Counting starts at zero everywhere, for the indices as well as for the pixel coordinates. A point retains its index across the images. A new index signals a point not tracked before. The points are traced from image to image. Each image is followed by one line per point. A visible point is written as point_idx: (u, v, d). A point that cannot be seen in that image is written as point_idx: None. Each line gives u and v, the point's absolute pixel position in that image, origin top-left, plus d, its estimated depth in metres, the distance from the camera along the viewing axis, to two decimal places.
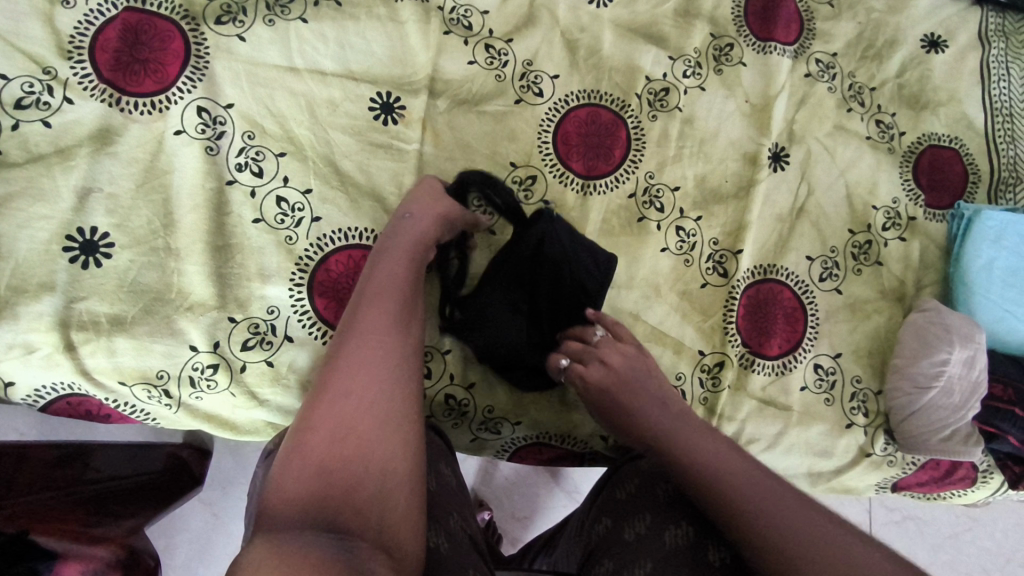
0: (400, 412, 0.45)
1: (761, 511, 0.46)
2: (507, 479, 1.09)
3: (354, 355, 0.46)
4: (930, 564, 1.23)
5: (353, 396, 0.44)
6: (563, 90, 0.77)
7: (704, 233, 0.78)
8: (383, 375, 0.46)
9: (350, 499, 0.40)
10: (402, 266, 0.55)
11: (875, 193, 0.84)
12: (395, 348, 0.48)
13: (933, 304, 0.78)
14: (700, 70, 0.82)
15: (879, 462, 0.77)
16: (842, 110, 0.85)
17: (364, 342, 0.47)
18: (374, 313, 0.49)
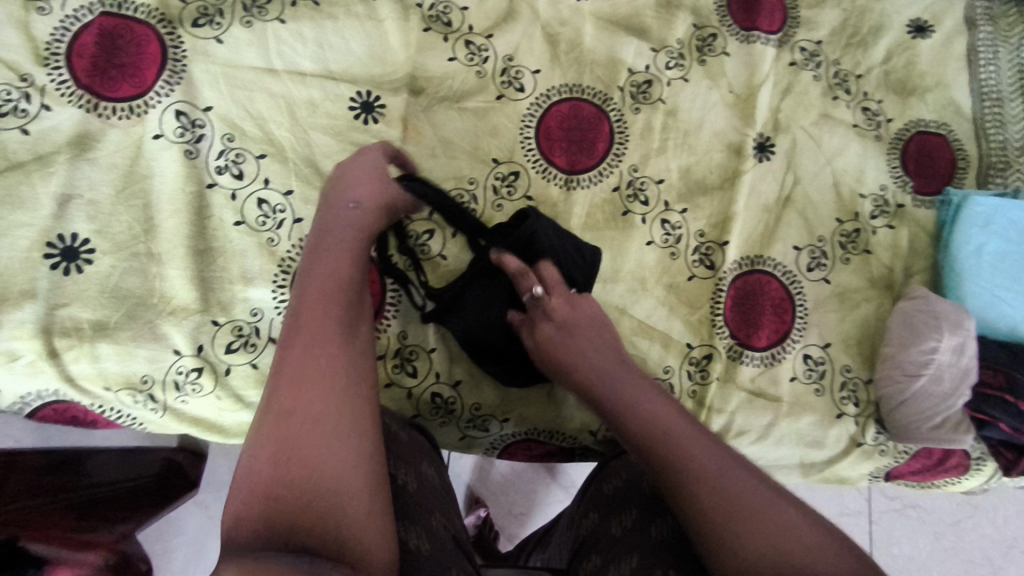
0: (348, 413, 0.43)
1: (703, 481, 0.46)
2: (503, 476, 1.09)
3: (294, 364, 0.44)
4: (931, 551, 1.23)
5: (294, 409, 0.42)
6: (544, 85, 0.77)
7: (690, 225, 0.77)
8: (327, 378, 0.44)
9: (301, 515, 0.39)
10: (348, 259, 0.53)
11: (862, 181, 0.83)
12: (342, 347, 0.46)
13: (922, 290, 0.77)
14: (683, 62, 0.81)
15: (871, 452, 0.77)
16: (827, 98, 0.85)
17: (307, 348, 0.45)
18: (316, 317, 0.47)
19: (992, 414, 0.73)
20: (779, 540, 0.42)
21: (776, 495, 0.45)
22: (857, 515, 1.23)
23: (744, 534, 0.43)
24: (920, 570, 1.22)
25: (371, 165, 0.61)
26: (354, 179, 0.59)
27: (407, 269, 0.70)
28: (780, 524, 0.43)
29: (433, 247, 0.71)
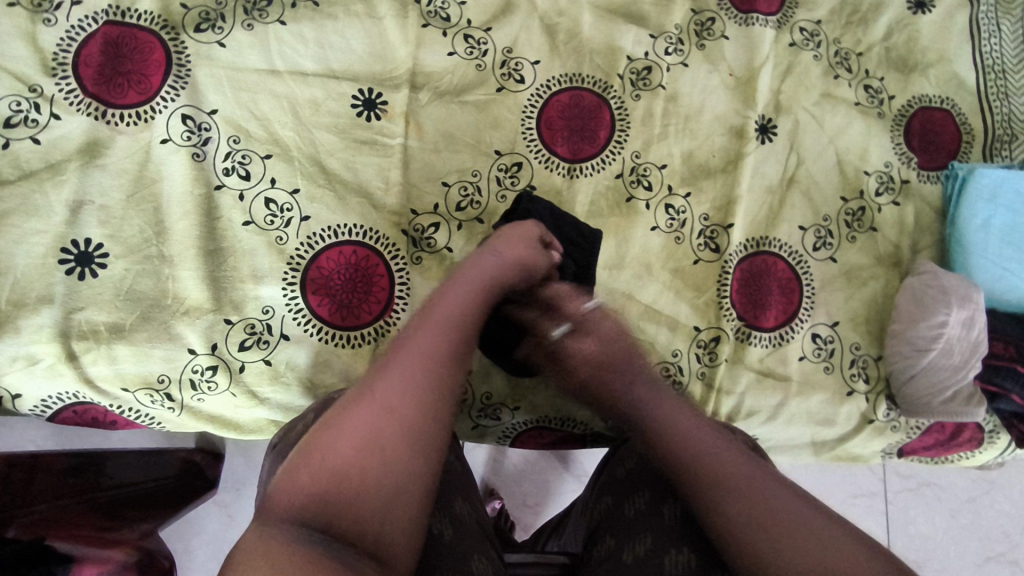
0: (431, 430, 0.44)
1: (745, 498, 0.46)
2: (516, 467, 1.10)
3: (397, 371, 0.45)
4: (948, 529, 1.23)
5: (387, 410, 0.43)
6: (544, 75, 0.77)
7: (694, 209, 0.78)
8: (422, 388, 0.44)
9: (353, 509, 0.40)
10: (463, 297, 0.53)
11: (866, 159, 0.83)
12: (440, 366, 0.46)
13: (931, 266, 0.77)
14: (682, 47, 0.81)
15: (882, 428, 0.77)
16: (828, 77, 0.84)
17: (412, 359, 0.46)
18: (424, 339, 0.47)
19: (1004, 387, 0.73)
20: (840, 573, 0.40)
21: (804, 507, 0.45)
22: (872, 495, 1.23)
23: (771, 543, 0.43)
24: (937, 548, 1.21)
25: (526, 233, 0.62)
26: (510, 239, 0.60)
27: (414, 263, 0.71)
28: (847, 560, 0.41)
29: (439, 240, 0.72)
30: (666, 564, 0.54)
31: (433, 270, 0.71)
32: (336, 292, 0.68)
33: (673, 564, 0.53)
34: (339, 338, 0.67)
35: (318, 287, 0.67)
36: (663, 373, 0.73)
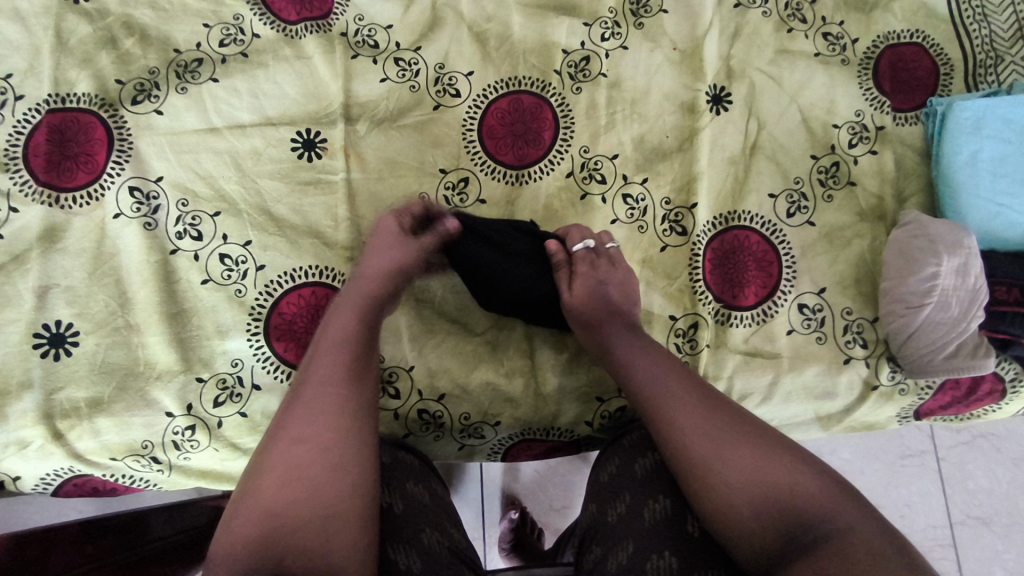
0: (351, 447, 0.48)
1: (699, 435, 0.50)
2: (539, 474, 1.08)
3: (299, 413, 0.49)
4: (1012, 480, 1.14)
5: (305, 441, 0.47)
6: (480, 85, 0.76)
7: (653, 194, 0.75)
8: (328, 413, 0.48)
9: (293, 540, 0.43)
10: (347, 322, 0.56)
11: (834, 111, 0.78)
12: (343, 392, 0.50)
13: (916, 214, 0.72)
14: (619, 30, 0.78)
15: (889, 393, 0.72)
16: (781, 32, 0.80)
17: (315, 391, 0.50)
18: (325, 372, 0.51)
19: (1016, 334, 0.67)
20: (774, 492, 0.46)
21: (756, 434, 0.50)
22: (923, 454, 1.16)
23: (725, 467, 0.48)
24: (1005, 502, 1.14)
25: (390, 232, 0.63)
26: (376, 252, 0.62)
27: None
28: (781, 474, 0.47)
29: None
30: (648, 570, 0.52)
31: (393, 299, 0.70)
32: (300, 335, 0.68)
33: (656, 570, 0.52)
34: None
35: (281, 333, 0.68)
36: None
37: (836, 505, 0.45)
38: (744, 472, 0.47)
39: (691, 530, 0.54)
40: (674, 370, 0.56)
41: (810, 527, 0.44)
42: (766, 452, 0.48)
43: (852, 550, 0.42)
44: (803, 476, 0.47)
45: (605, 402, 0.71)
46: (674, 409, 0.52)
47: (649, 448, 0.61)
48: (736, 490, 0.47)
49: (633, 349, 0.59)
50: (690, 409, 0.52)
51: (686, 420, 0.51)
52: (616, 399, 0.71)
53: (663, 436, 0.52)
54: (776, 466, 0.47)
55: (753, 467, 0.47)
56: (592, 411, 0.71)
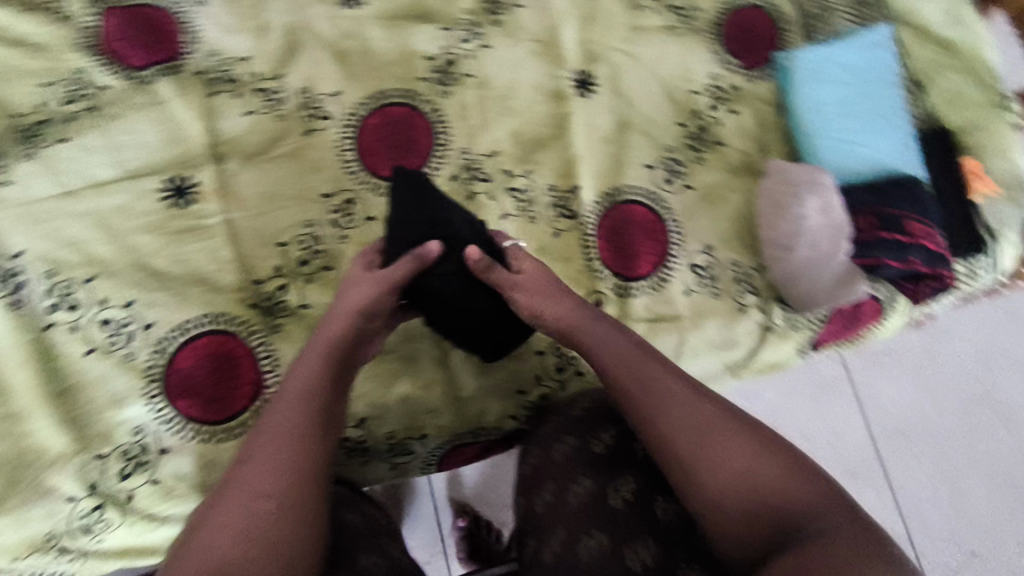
0: (300, 510, 0.48)
1: (694, 433, 0.51)
2: (486, 476, 1.08)
3: (255, 473, 0.49)
4: (919, 389, 1.25)
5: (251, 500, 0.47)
6: (348, 104, 0.76)
7: (538, 183, 0.76)
8: (277, 473, 0.48)
9: None
10: (310, 378, 0.54)
11: (691, 78, 0.82)
12: (299, 452, 0.50)
13: (778, 162, 0.77)
14: (479, 29, 0.79)
15: (785, 332, 0.77)
16: (632, 10, 0.83)
17: (271, 451, 0.49)
18: (281, 434, 0.50)
19: (882, 256, 0.74)
20: (759, 488, 0.48)
21: (747, 431, 0.51)
22: None
23: (715, 464, 0.50)
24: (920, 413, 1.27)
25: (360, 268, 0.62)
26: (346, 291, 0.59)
27: (274, 333, 0.69)
28: (767, 472, 0.49)
29: (293, 300, 0.70)
30: (582, 555, 0.53)
31: (295, 333, 0.69)
32: (202, 389, 0.66)
33: (588, 552, 0.53)
34: (219, 433, 0.66)
35: (182, 391, 0.65)
36: (558, 354, 0.72)
37: (825, 505, 0.47)
38: (736, 469, 0.49)
39: (615, 502, 0.56)
40: (660, 360, 0.55)
41: (797, 526, 0.46)
42: (757, 451, 0.50)
43: (836, 545, 0.43)
44: (787, 475, 0.49)
45: (526, 393, 0.72)
46: (666, 402, 0.52)
47: (567, 433, 0.62)
48: (724, 485, 0.49)
49: (619, 339, 0.57)
50: (683, 403, 0.52)
51: (676, 415, 0.52)
52: (537, 388, 0.72)
53: (647, 427, 0.52)
54: (764, 465, 0.49)
55: (745, 464, 0.49)
56: (515, 404, 0.72)
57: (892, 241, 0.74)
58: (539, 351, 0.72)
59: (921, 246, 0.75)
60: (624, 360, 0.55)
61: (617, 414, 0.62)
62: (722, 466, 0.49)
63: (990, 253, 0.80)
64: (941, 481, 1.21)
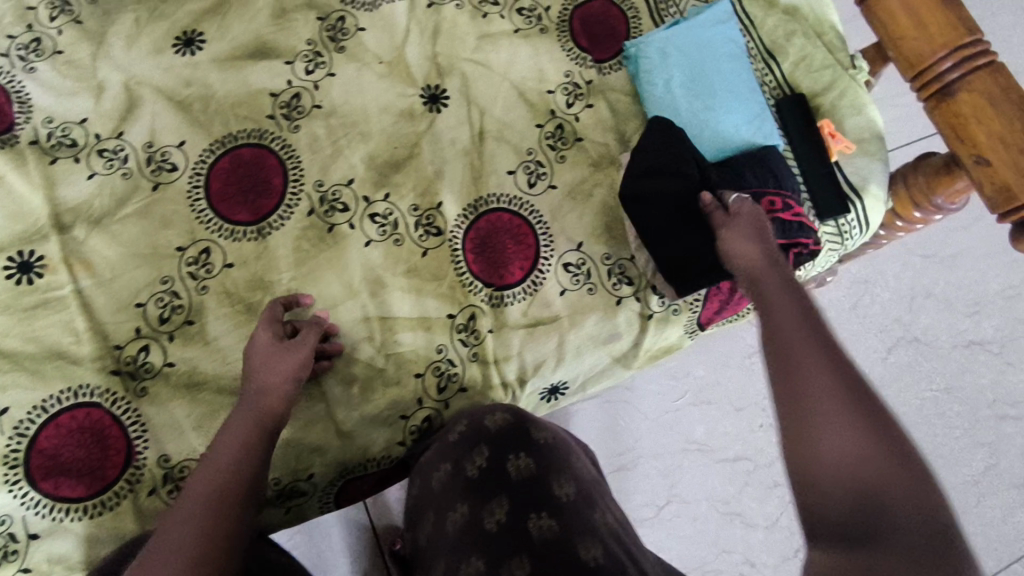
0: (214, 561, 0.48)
1: (819, 364, 0.47)
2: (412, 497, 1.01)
3: (179, 521, 0.49)
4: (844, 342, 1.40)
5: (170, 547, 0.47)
6: (195, 152, 0.74)
7: (399, 205, 0.76)
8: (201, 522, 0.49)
9: None
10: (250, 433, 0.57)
11: (545, 78, 0.82)
12: (227, 501, 0.51)
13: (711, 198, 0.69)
14: (322, 58, 0.79)
15: (665, 316, 0.78)
16: (478, 19, 0.83)
17: (199, 499, 0.51)
18: (214, 484, 0.52)
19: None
20: (889, 452, 0.41)
21: (872, 391, 0.45)
22: None
23: (857, 396, 0.44)
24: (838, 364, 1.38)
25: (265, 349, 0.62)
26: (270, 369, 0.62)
27: (139, 396, 0.67)
28: (872, 447, 0.42)
29: (156, 360, 0.68)
30: None
31: (163, 394, 0.67)
32: (69, 465, 0.64)
33: None
34: (93, 508, 0.63)
35: (48, 470, 0.63)
36: (437, 373, 0.73)
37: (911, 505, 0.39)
38: (863, 412, 0.43)
39: (489, 526, 0.56)
40: (796, 297, 0.55)
41: (872, 523, 0.39)
42: (881, 416, 0.43)
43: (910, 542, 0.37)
44: (888, 465, 0.41)
45: (410, 417, 0.72)
46: (795, 330, 0.51)
47: (444, 459, 0.63)
48: (857, 437, 0.42)
49: (768, 277, 0.59)
50: (811, 334, 0.50)
51: (808, 340, 0.49)
52: (420, 411, 0.72)
53: (776, 353, 0.50)
54: (888, 437, 0.42)
55: (859, 423, 0.43)
56: (401, 431, 0.72)
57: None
58: (418, 375, 0.72)
59: (778, 220, 0.72)
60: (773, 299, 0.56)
61: (491, 437, 0.62)
62: (829, 413, 0.44)
63: (856, 209, 0.81)
64: None
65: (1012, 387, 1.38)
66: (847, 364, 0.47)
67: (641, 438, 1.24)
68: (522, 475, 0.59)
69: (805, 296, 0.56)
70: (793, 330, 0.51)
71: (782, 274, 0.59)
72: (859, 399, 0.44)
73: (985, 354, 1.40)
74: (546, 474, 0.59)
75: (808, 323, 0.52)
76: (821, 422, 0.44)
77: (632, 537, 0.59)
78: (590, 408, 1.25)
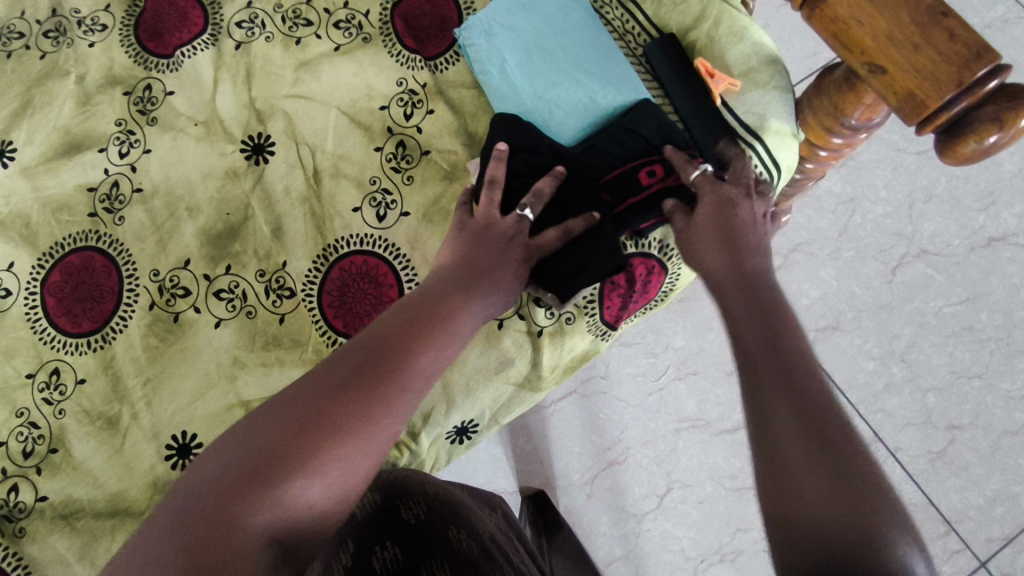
0: (296, 453, 0.42)
1: (783, 396, 0.43)
2: None
3: (243, 434, 0.44)
4: (840, 273, 1.22)
5: (241, 443, 0.43)
6: (26, 271, 0.70)
7: (244, 274, 0.69)
8: (308, 405, 0.45)
9: (260, 492, 0.40)
10: (398, 323, 0.52)
11: (375, 94, 0.74)
12: (325, 401, 0.45)
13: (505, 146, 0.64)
14: (136, 136, 0.73)
15: (557, 329, 0.69)
16: (292, 48, 0.75)
17: (284, 408, 0.45)
18: (323, 383, 0.47)
19: (631, 225, 0.64)
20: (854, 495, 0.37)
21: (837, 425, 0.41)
22: None
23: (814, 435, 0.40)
24: (844, 298, 1.20)
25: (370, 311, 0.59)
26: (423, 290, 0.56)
27: (18, 538, 0.63)
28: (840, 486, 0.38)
29: (28, 498, 0.65)
30: None
31: (40, 531, 0.63)
32: None
33: None
34: None
35: None
36: None
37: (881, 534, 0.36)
38: (821, 460, 0.39)
39: None
40: (762, 303, 0.50)
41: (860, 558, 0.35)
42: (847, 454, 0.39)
43: None
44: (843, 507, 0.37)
45: None
46: (756, 351, 0.47)
47: None
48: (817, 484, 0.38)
49: (736, 278, 0.54)
50: (773, 356, 0.46)
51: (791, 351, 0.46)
52: None
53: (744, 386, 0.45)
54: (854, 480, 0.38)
55: (822, 465, 0.39)
56: None
57: (636, 203, 0.63)
58: None
59: (663, 192, 0.63)
60: (738, 314, 0.51)
61: (359, 530, 0.53)
62: (787, 448, 0.41)
63: (755, 152, 0.67)
64: (889, 353, 1.17)
65: None
66: (804, 372, 0.44)
67: (627, 429, 1.12)
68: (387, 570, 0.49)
69: (769, 301, 0.51)
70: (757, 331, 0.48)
71: (745, 277, 0.53)
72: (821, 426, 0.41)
73: (1010, 249, 1.21)
74: (416, 564, 0.49)
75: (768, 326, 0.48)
76: (784, 459, 0.40)
77: None
78: (566, 406, 1.14)
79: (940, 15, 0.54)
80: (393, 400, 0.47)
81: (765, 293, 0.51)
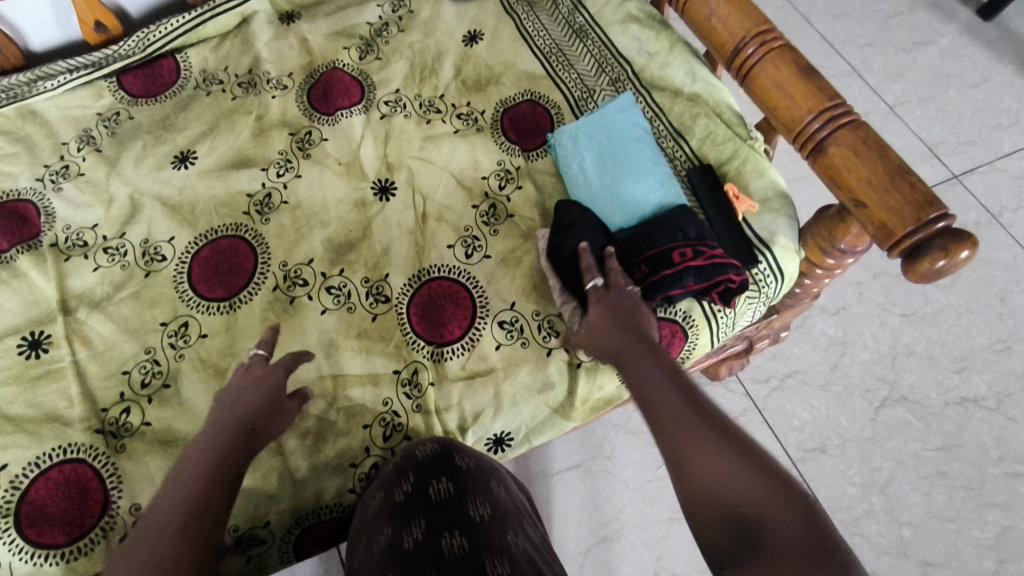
0: (174, 560, 0.53)
1: (690, 434, 0.59)
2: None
3: (134, 554, 0.54)
4: (828, 403, 1.37)
5: (135, 559, 0.53)
6: (182, 245, 0.88)
7: (352, 279, 0.87)
8: (154, 536, 0.55)
9: None
10: (185, 470, 0.61)
11: (480, 167, 0.96)
12: (171, 527, 0.56)
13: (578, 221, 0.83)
14: (292, 164, 0.95)
15: (594, 366, 0.82)
16: (423, 125, 0.99)
17: (142, 544, 0.55)
18: (147, 529, 0.56)
19: (657, 294, 0.79)
20: (744, 491, 0.52)
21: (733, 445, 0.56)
22: (746, 410, 1.37)
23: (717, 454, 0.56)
24: (830, 425, 1.34)
25: (211, 413, 0.68)
26: (223, 415, 0.67)
27: (118, 452, 0.75)
28: (740, 484, 0.53)
29: (135, 420, 0.77)
30: None
31: (138, 448, 0.76)
32: (51, 516, 0.71)
33: None
34: (69, 554, 0.70)
35: (31, 519, 0.70)
36: (383, 424, 0.79)
37: (777, 505, 0.50)
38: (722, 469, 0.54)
39: (406, 544, 0.61)
40: (669, 376, 0.67)
41: (758, 524, 0.49)
42: (742, 460, 0.54)
43: (784, 552, 0.47)
44: (745, 490, 0.52)
45: (358, 465, 0.78)
46: (666, 409, 0.63)
47: (378, 490, 0.71)
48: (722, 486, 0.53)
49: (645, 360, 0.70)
50: (678, 409, 0.62)
51: (684, 409, 0.62)
52: (367, 460, 0.78)
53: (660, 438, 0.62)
54: (749, 477, 0.53)
55: (724, 472, 0.54)
56: (351, 478, 0.78)
57: (662, 278, 0.79)
58: (365, 426, 0.79)
59: (692, 268, 0.78)
60: (654, 385, 0.67)
61: (418, 466, 0.71)
62: (702, 461, 0.56)
63: (766, 258, 0.87)
64: (869, 483, 1.28)
65: (1019, 444, 1.30)
66: (712, 416, 0.60)
67: (625, 508, 1.20)
68: (442, 498, 0.66)
69: (671, 369, 0.68)
70: (662, 397, 0.65)
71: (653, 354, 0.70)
72: (727, 442, 0.56)
73: (981, 411, 1.34)
74: (463, 496, 0.66)
75: (674, 387, 0.65)
76: (698, 475, 0.55)
77: (545, 559, 0.64)
78: (572, 476, 1.24)
79: (906, 173, 0.75)
80: (216, 508, 0.59)
81: (665, 371, 0.68)
